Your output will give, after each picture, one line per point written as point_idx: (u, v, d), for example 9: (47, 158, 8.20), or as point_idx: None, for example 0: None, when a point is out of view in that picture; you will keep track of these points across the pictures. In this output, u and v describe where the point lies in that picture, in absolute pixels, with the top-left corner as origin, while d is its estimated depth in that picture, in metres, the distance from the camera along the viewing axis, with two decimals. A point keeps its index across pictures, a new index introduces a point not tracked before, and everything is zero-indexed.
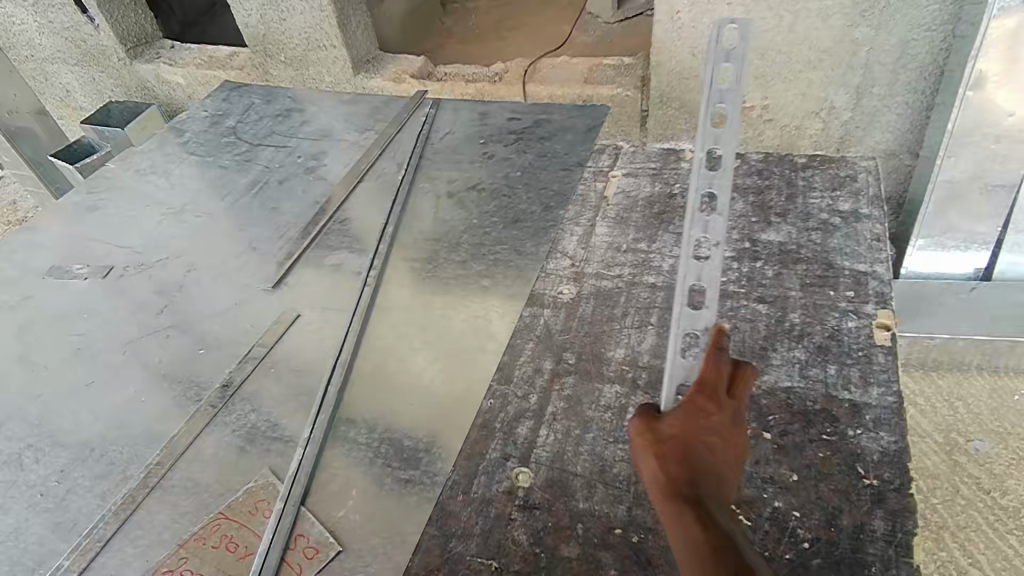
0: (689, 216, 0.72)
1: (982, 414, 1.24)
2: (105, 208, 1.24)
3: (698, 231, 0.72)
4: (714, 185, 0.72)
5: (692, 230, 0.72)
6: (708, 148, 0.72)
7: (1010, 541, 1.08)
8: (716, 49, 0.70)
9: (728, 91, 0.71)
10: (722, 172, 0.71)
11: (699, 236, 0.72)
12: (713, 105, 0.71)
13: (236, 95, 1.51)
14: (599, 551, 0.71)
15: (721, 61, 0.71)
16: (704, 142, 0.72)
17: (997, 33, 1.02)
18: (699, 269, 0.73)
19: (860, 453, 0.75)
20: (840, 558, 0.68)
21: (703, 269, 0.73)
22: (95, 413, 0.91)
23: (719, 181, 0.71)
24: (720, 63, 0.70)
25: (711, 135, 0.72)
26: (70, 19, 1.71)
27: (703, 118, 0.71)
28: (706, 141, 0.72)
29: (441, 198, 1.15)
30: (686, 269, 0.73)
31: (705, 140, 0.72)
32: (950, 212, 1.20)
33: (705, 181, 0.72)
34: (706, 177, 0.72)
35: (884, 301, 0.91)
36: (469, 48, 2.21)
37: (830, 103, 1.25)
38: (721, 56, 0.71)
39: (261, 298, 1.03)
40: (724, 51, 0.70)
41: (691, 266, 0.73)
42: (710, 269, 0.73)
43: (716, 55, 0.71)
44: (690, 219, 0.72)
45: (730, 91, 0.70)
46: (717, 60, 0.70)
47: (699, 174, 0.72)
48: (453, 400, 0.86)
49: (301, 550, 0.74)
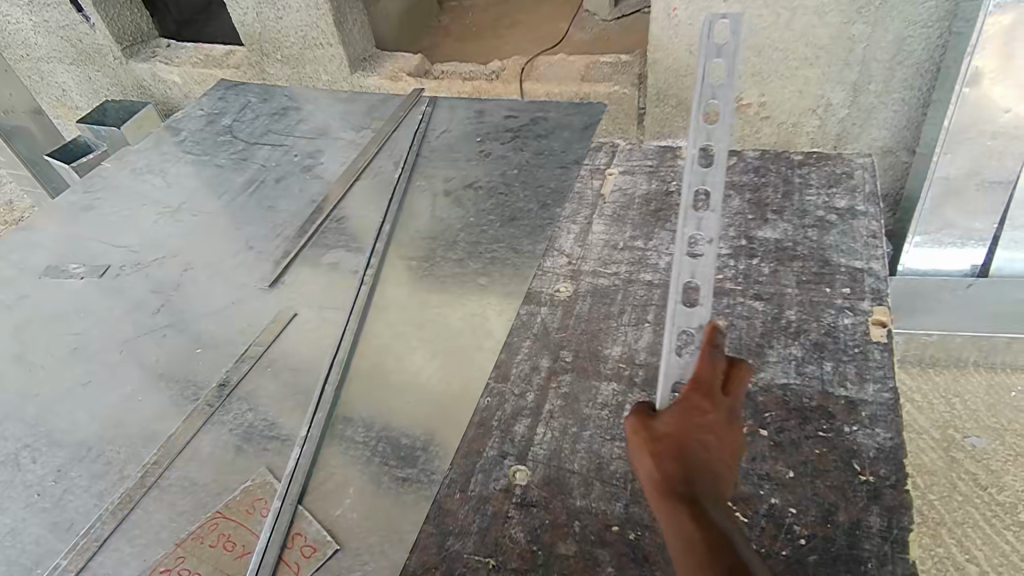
0: (683, 212, 0.73)
1: (979, 410, 1.24)
2: (101, 207, 1.24)
3: (691, 228, 0.73)
4: (708, 181, 0.72)
5: (686, 228, 0.74)
6: (701, 144, 0.72)
7: (1008, 536, 1.08)
8: (708, 44, 0.71)
9: (720, 86, 0.71)
10: (715, 169, 0.72)
11: (692, 233, 0.73)
12: (706, 100, 0.72)
13: (232, 94, 1.50)
14: (597, 549, 0.71)
15: (713, 56, 0.71)
16: (698, 138, 0.72)
17: (993, 29, 1.02)
18: (693, 266, 0.74)
19: (856, 449, 0.75)
20: (836, 554, 0.68)
21: (697, 266, 0.73)
22: (91, 413, 0.90)
23: (712, 176, 0.72)
24: (712, 58, 0.71)
25: (704, 131, 0.72)
26: (66, 18, 1.71)
27: (695, 113, 0.72)
28: (699, 137, 0.72)
29: (438, 196, 1.15)
30: (680, 266, 0.73)
31: (698, 137, 0.72)
32: (946, 209, 1.21)
33: (698, 176, 0.73)
34: (700, 174, 0.73)
35: (881, 297, 0.91)
36: (466, 46, 2.21)
37: (827, 100, 1.25)
38: (714, 51, 0.71)
39: (258, 296, 1.03)
40: (716, 46, 0.71)
41: (686, 263, 0.74)
42: (704, 265, 0.73)
43: (708, 49, 0.71)
44: (684, 215, 0.73)
45: (723, 86, 0.71)
46: (709, 54, 0.71)
47: (692, 170, 0.73)
48: (450, 398, 0.86)
49: (298, 548, 0.74)
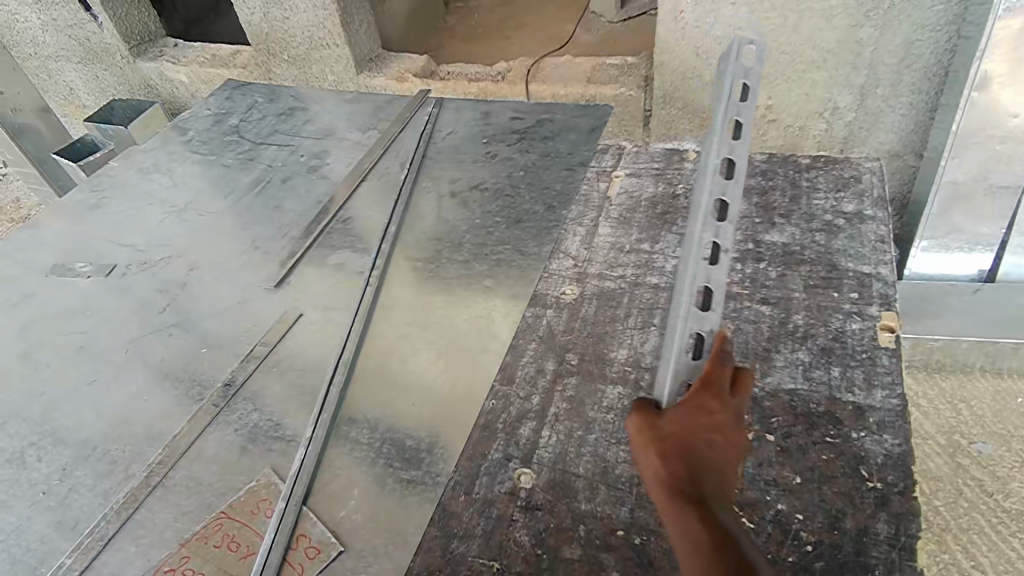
0: (703, 214, 0.76)
1: (985, 416, 1.23)
2: (107, 206, 1.24)
3: (709, 234, 0.76)
4: (726, 193, 0.78)
5: (704, 233, 0.76)
6: (723, 156, 0.80)
7: (1013, 543, 1.08)
8: (736, 66, 0.83)
9: (744, 107, 0.81)
10: (735, 183, 0.78)
11: (711, 239, 0.75)
12: (729, 117, 0.81)
13: (238, 94, 1.50)
14: (601, 553, 0.71)
15: (739, 77, 0.83)
16: (721, 149, 0.80)
17: (1002, 33, 1.00)
18: (709, 271, 0.74)
19: (863, 456, 0.75)
20: (843, 561, 0.67)
21: (712, 272, 0.74)
22: (97, 411, 0.91)
23: (732, 189, 0.77)
24: (738, 78, 0.83)
25: (727, 144, 0.80)
26: (74, 17, 1.72)
27: (720, 125, 0.80)
28: (722, 149, 0.80)
29: (443, 197, 1.15)
30: (696, 269, 0.74)
31: (721, 149, 0.80)
32: (954, 213, 1.20)
33: (718, 187, 0.78)
34: (720, 184, 0.78)
35: (888, 303, 0.90)
36: (471, 47, 2.21)
37: (833, 104, 1.25)
38: (740, 73, 0.83)
39: (264, 297, 1.03)
40: (743, 68, 0.83)
41: (701, 267, 0.75)
42: (719, 273, 0.74)
43: (735, 71, 0.83)
44: (703, 221, 0.76)
45: (747, 105, 0.81)
46: (736, 74, 0.83)
47: (714, 180, 0.78)
48: (454, 399, 0.86)
49: (302, 550, 0.74)
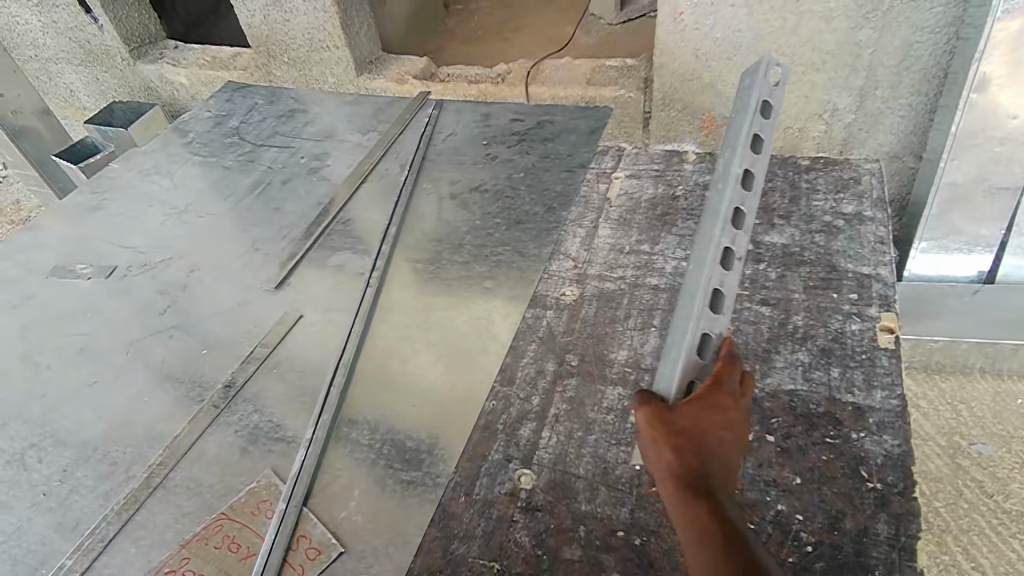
0: (724, 220, 0.77)
1: (984, 417, 1.23)
2: (108, 208, 1.24)
3: (727, 239, 0.77)
4: (744, 204, 0.79)
5: (721, 237, 0.76)
6: (744, 166, 0.80)
7: (1014, 544, 1.08)
8: (762, 83, 0.83)
9: (766, 124, 0.82)
10: (753, 196, 0.80)
11: (729, 245, 0.76)
12: (751, 131, 0.81)
13: (239, 95, 1.51)
14: (601, 554, 0.71)
15: (764, 95, 0.83)
16: (743, 160, 0.80)
17: (1001, 35, 1.01)
18: (723, 276, 0.75)
19: (863, 456, 0.75)
20: (843, 562, 0.67)
21: (727, 277, 0.75)
22: (97, 413, 0.91)
23: (751, 202, 0.79)
24: (764, 97, 0.83)
25: (749, 156, 0.81)
26: (75, 19, 1.72)
27: (745, 137, 0.80)
28: (745, 159, 0.80)
29: (443, 199, 1.15)
30: (711, 271, 0.75)
31: (743, 159, 0.80)
32: (954, 214, 1.20)
33: (737, 195, 0.79)
34: (740, 194, 0.79)
35: (888, 304, 0.91)
36: (471, 49, 2.22)
37: (833, 105, 1.25)
38: (764, 90, 0.83)
39: (264, 298, 1.03)
40: (767, 88, 0.83)
41: (716, 270, 0.75)
42: (731, 278, 0.76)
43: (761, 87, 0.83)
44: (723, 226, 0.77)
45: (769, 125, 0.82)
46: (761, 90, 0.83)
47: (736, 188, 0.79)
48: (454, 401, 0.86)
49: (303, 550, 0.74)
